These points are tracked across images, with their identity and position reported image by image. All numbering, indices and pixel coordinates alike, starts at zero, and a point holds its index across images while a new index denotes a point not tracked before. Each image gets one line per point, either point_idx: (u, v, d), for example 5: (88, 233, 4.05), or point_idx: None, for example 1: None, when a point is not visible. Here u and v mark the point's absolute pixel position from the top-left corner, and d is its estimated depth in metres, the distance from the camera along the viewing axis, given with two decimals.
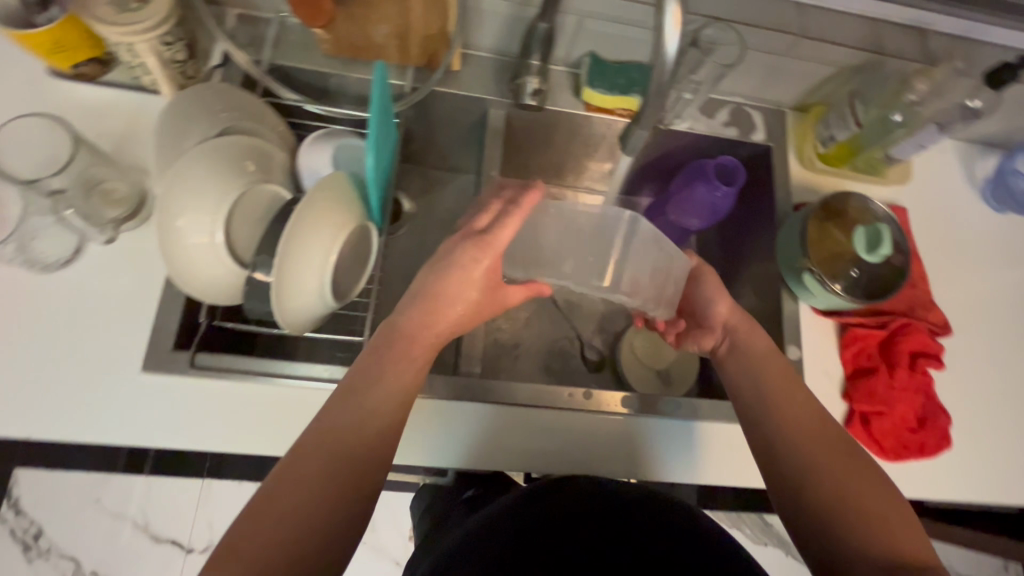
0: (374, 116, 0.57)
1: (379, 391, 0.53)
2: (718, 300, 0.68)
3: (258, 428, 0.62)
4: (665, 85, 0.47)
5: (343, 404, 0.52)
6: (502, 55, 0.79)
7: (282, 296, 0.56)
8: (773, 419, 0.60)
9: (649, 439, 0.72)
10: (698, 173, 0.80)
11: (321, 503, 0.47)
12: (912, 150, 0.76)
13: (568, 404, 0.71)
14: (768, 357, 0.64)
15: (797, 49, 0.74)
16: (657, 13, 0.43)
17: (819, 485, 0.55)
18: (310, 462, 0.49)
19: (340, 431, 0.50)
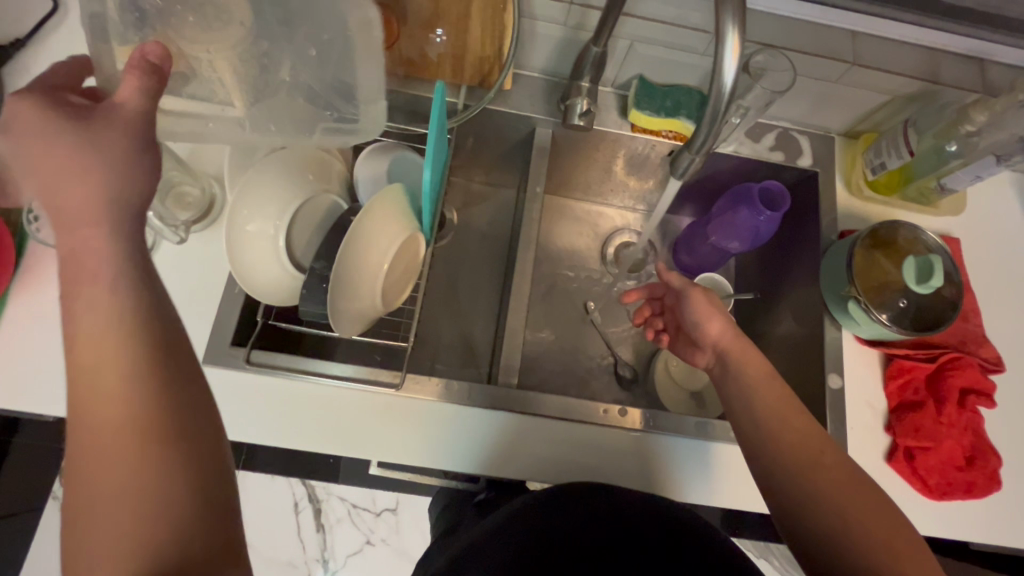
0: (432, 133, 0.59)
1: (87, 341, 0.38)
2: (707, 320, 0.68)
3: (302, 422, 0.67)
4: (718, 113, 0.48)
5: (71, 379, 0.38)
6: (551, 75, 0.82)
7: (337, 298, 0.59)
8: (768, 447, 0.59)
9: (677, 460, 0.72)
10: (743, 197, 0.80)
11: (126, 422, 0.37)
12: (968, 180, 0.72)
13: (603, 420, 0.72)
14: (766, 390, 0.62)
15: (851, 76, 0.74)
16: (716, 44, 0.44)
17: (822, 509, 0.55)
18: (81, 456, 0.37)
19: (97, 408, 0.38)
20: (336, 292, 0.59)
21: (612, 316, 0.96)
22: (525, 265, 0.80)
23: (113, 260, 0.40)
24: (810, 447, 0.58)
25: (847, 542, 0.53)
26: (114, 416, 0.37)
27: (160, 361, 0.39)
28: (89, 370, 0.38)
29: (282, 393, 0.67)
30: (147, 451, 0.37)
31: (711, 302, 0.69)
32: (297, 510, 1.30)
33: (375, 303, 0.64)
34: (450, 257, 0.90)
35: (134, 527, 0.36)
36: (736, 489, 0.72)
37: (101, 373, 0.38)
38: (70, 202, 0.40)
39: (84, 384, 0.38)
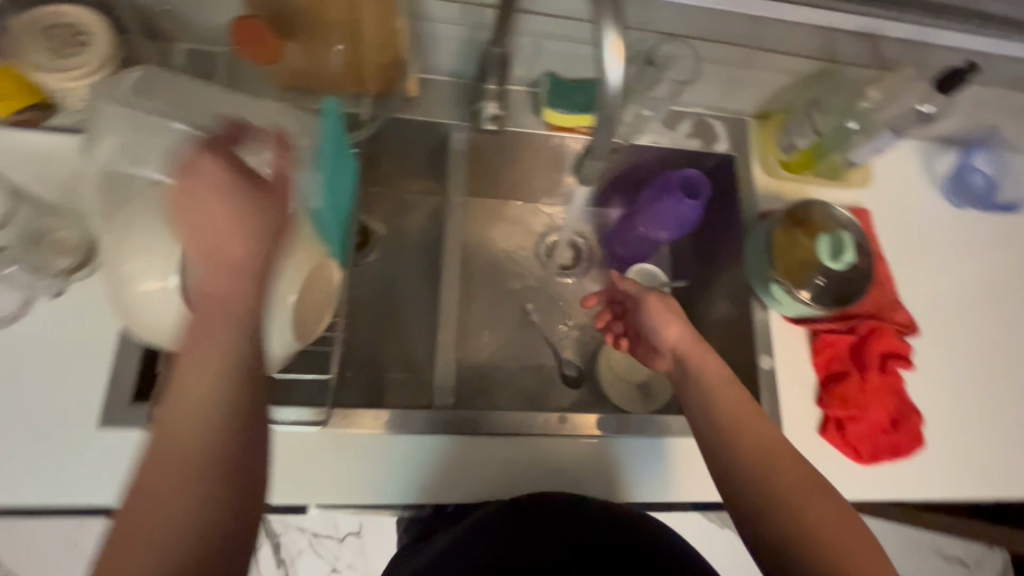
0: (331, 148, 0.58)
1: (196, 363, 0.45)
2: (665, 325, 0.69)
3: None
4: (612, 111, 0.45)
5: (170, 388, 0.45)
6: (459, 77, 0.77)
7: (245, 338, 0.56)
8: (722, 436, 0.61)
9: (626, 460, 0.72)
10: (664, 187, 0.80)
11: (212, 429, 0.44)
12: (869, 153, 0.78)
13: (545, 429, 0.70)
14: (729, 396, 0.63)
15: (754, 60, 0.74)
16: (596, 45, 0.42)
17: (771, 485, 0.57)
18: (155, 475, 0.42)
19: (185, 414, 0.44)
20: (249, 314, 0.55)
21: (553, 317, 0.95)
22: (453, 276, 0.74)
23: (236, 314, 0.47)
24: (748, 418, 0.61)
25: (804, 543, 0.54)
26: (198, 430, 0.44)
27: (248, 402, 0.46)
28: (185, 404, 0.44)
29: None
30: (217, 461, 0.43)
31: (668, 307, 0.71)
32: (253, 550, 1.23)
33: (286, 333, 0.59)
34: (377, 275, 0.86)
35: (183, 517, 0.41)
36: (683, 479, 0.72)
37: (198, 411, 0.44)
38: (229, 254, 0.48)
39: (179, 395, 0.44)
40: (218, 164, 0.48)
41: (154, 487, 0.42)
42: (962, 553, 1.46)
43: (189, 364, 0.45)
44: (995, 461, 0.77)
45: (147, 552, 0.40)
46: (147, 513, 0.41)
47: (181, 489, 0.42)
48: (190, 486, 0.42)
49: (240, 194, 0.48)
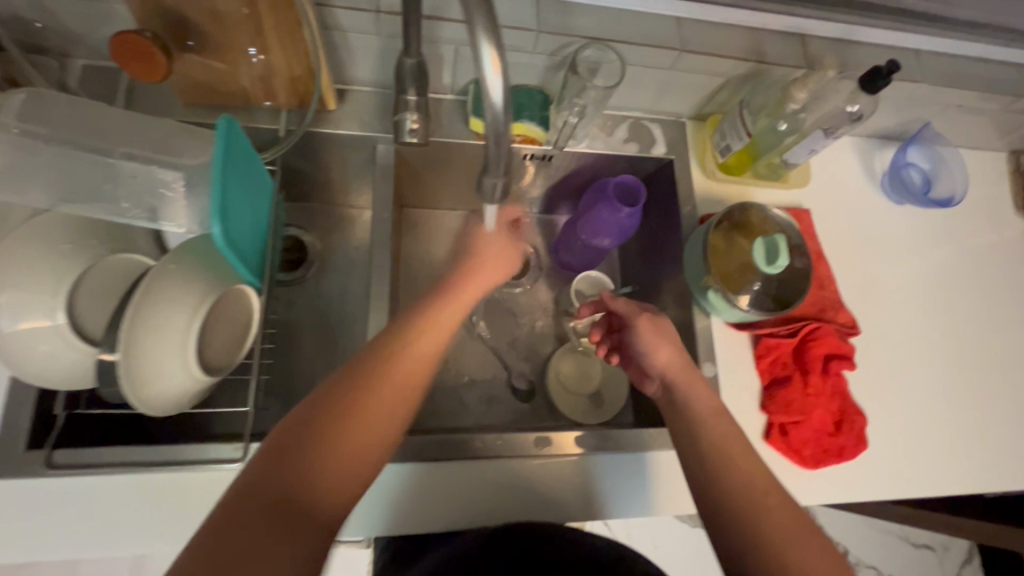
0: (216, 178, 0.50)
1: (383, 399, 0.53)
2: (656, 349, 0.66)
3: (152, 523, 0.58)
4: (502, 124, 0.43)
5: (347, 394, 0.52)
6: (383, 86, 0.75)
7: (140, 390, 0.51)
8: (712, 467, 0.58)
9: (612, 477, 0.70)
10: (600, 194, 0.78)
11: (364, 458, 0.50)
12: (805, 154, 0.75)
13: (488, 451, 0.68)
14: (720, 434, 0.59)
15: (682, 62, 0.73)
16: (474, 59, 0.39)
17: (757, 522, 0.54)
18: (319, 433, 0.49)
19: (353, 430, 0.50)
20: (126, 361, 0.49)
21: (502, 329, 0.92)
22: (382, 296, 0.71)
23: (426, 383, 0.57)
24: (735, 448, 0.58)
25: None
26: (357, 452, 0.50)
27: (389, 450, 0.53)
28: (370, 392, 0.52)
29: (109, 495, 0.58)
30: (347, 489, 0.49)
31: (661, 326, 0.67)
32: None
33: (193, 368, 0.55)
34: (316, 293, 0.84)
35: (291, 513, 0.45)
36: (634, 495, 0.70)
37: (377, 402, 0.52)
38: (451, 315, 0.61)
39: (359, 412, 0.51)
40: (487, 230, 0.67)
41: (316, 442, 0.48)
42: (930, 539, 1.47)
43: (384, 358, 0.55)
44: (939, 456, 0.77)
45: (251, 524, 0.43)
46: (270, 490, 0.45)
47: (339, 458, 0.49)
48: (313, 489, 0.47)
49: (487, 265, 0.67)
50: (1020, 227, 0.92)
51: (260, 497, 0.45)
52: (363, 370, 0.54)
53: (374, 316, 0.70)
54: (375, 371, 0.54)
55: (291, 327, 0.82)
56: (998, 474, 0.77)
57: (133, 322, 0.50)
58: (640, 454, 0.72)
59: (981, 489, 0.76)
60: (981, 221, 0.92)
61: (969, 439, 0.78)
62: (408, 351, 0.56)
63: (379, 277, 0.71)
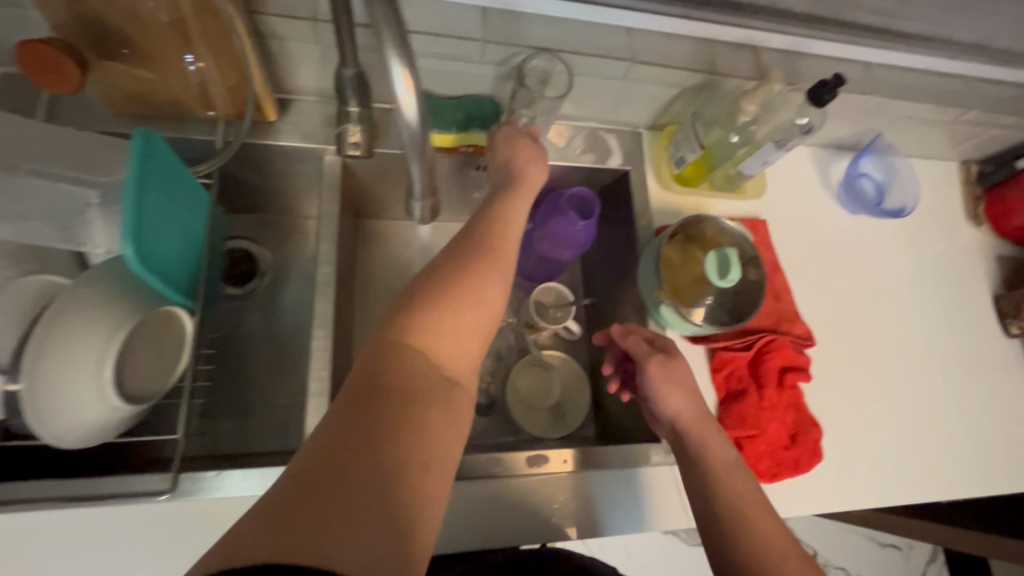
0: (130, 187, 0.48)
1: (469, 301, 0.48)
2: (668, 396, 0.64)
3: (81, 557, 0.56)
4: (417, 135, 0.46)
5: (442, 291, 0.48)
6: (329, 95, 0.73)
7: (49, 419, 0.48)
8: (721, 505, 0.58)
9: (603, 494, 0.69)
10: (555, 207, 0.77)
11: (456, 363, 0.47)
12: (758, 166, 0.74)
13: (469, 471, 0.66)
14: (741, 496, 0.58)
15: (634, 73, 0.72)
16: (387, 78, 0.41)
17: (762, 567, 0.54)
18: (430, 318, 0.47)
19: (445, 333, 0.46)
20: (31, 391, 0.47)
21: None
22: (327, 314, 0.68)
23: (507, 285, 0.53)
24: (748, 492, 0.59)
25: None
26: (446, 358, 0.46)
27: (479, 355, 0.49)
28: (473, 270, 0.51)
29: (42, 528, 0.56)
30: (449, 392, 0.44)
31: (678, 368, 0.66)
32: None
33: (112, 401, 0.51)
34: (265, 309, 0.81)
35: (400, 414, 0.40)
36: (630, 511, 0.69)
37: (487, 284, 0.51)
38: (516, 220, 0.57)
39: (449, 313, 0.47)
40: (535, 154, 0.64)
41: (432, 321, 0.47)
42: (897, 539, 1.48)
43: (478, 249, 0.52)
44: (896, 467, 0.77)
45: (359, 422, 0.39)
46: (374, 391, 0.41)
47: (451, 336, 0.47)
48: (415, 390, 0.42)
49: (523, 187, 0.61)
50: (971, 235, 0.94)
51: (387, 373, 0.42)
52: (460, 258, 0.51)
53: (319, 335, 0.67)
54: (457, 268, 0.50)
55: (238, 346, 0.78)
56: (951, 483, 0.78)
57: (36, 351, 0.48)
58: (598, 473, 0.70)
59: (935, 498, 0.77)
60: (933, 230, 0.93)
61: (925, 447, 0.79)
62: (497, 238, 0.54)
63: (325, 294, 0.68)
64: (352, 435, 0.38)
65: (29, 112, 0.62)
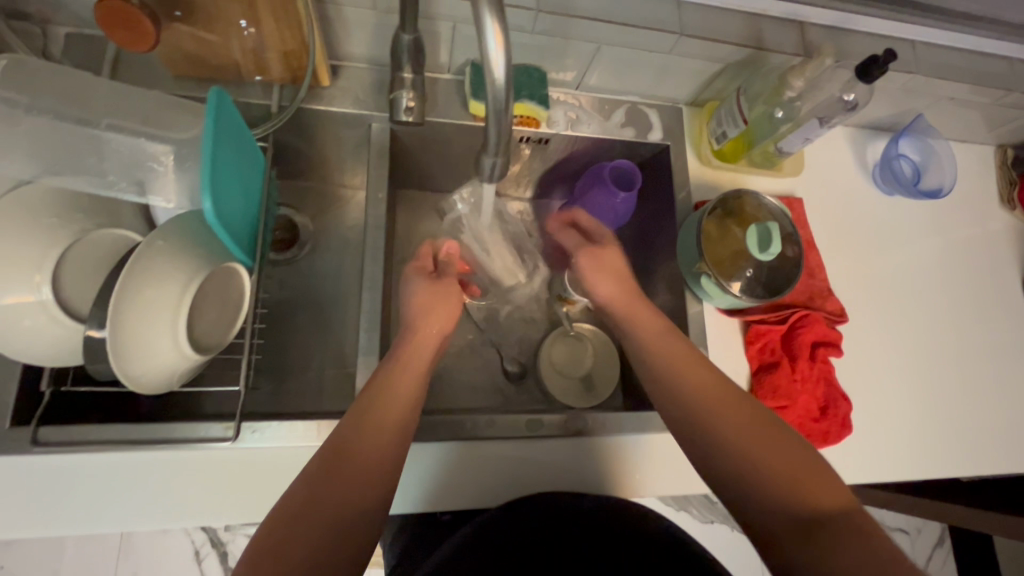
0: (207, 138, 0.50)
1: (377, 432, 0.53)
2: (596, 280, 0.71)
3: (145, 501, 0.59)
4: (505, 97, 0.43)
5: (359, 428, 0.52)
6: (380, 64, 0.75)
7: (131, 367, 0.50)
8: (693, 416, 0.57)
9: (633, 458, 0.71)
10: (596, 179, 0.78)
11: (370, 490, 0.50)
12: (800, 142, 0.75)
13: (498, 432, 0.68)
14: (718, 405, 0.57)
15: (681, 47, 0.73)
16: (477, 33, 0.39)
17: (745, 454, 0.54)
18: (356, 436, 0.52)
19: (358, 464, 0.50)
20: (115, 339, 0.49)
21: (496, 311, 0.91)
22: (374, 277, 0.70)
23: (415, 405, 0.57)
24: (706, 386, 0.59)
25: (819, 533, 0.48)
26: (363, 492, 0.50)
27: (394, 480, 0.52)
28: (379, 397, 0.55)
29: (104, 474, 0.59)
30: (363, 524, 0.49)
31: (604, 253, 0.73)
32: (198, 561, 1.01)
33: (185, 348, 0.54)
34: (307, 274, 0.82)
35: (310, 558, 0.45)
36: (662, 475, 0.71)
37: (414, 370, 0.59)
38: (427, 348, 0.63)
39: (358, 441, 0.52)
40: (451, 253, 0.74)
41: (372, 407, 0.54)
42: (905, 522, 1.50)
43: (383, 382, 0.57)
44: (921, 444, 0.78)
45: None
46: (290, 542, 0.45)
47: (389, 414, 0.54)
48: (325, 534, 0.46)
49: (437, 287, 0.68)
50: (1004, 220, 0.94)
51: (302, 511, 0.47)
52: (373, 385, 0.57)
53: (366, 297, 0.69)
54: (365, 402, 0.55)
55: (284, 308, 0.81)
56: (975, 460, 0.79)
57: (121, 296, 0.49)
58: (640, 438, 0.71)
59: (957, 473, 0.78)
60: (967, 214, 0.93)
61: (948, 424, 0.80)
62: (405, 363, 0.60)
63: (372, 258, 0.70)
64: None
65: (96, 71, 0.64)
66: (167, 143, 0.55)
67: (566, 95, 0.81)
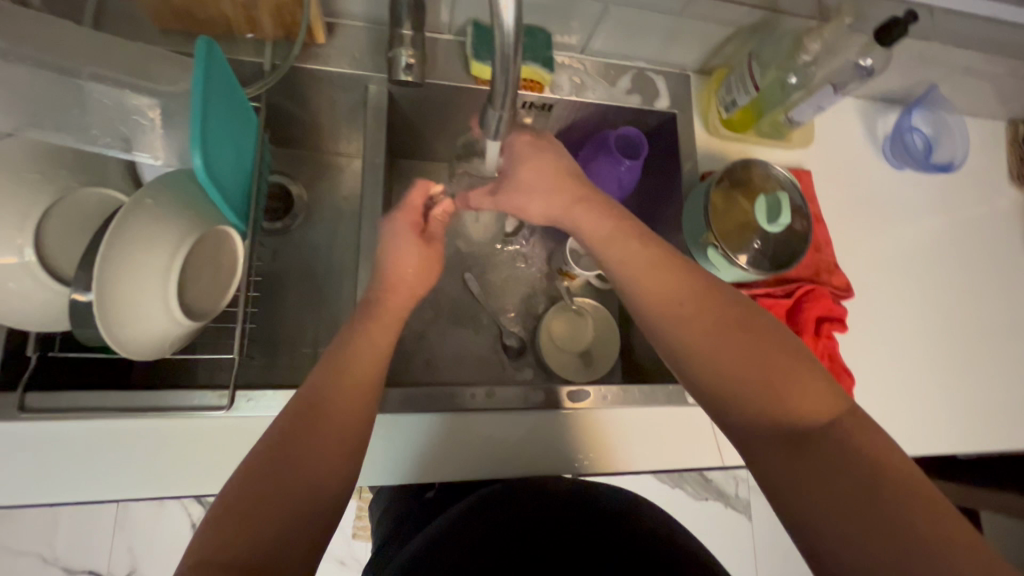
0: (196, 90, 0.47)
1: (346, 393, 0.50)
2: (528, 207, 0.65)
3: (138, 472, 0.58)
4: (512, 52, 0.40)
5: (325, 387, 0.50)
6: (377, 22, 0.72)
7: (119, 331, 0.48)
8: (677, 332, 0.54)
9: (630, 432, 0.70)
10: (602, 147, 0.75)
11: (344, 447, 0.48)
12: (811, 111, 0.74)
13: (494, 403, 0.67)
14: (701, 319, 0.53)
15: (693, 8, 0.70)
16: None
17: (732, 365, 0.51)
18: (324, 396, 0.50)
19: (326, 422, 0.48)
20: (101, 302, 0.47)
21: (495, 283, 0.89)
22: (370, 245, 0.67)
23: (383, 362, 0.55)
24: (687, 297, 0.54)
25: (804, 448, 0.46)
26: (332, 448, 0.48)
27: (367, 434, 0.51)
28: (345, 354, 0.53)
29: (95, 443, 0.57)
30: (336, 477, 0.47)
31: (553, 155, 0.63)
32: (194, 533, 1.01)
33: (175, 313, 0.52)
34: (301, 245, 0.80)
35: (282, 514, 0.43)
36: (661, 450, 0.70)
37: (384, 319, 0.58)
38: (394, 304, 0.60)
39: (325, 398, 0.49)
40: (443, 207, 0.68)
41: (341, 357, 0.53)
42: None
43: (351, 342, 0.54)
44: (921, 420, 0.78)
45: (240, 537, 0.41)
46: (258, 501, 0.43)
47: (360, 364, 0.53)
48: (295, 492, 0.44)
49: (427, 253, 0.65)
50: (1011, 197, 0.92)
51: (270, 470, 0.45)
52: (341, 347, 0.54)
53: (363, 266, 0.67)
54: (331, 364, 0.52)
55: (279, 278, 0.78)
56: (973, 436, 0.79)
57: (109, 257, 0.47)
58: (629, 410, 0.70)
59: (957, 450, 0.78)
60: (976, 190, 0.91)
61: (953, 401, 0.80)
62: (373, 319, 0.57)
63: (368, 225, 0.68)
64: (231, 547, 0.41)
65: (80, 21, 0.61)
66: (155, 97, 0.53)
67: (571, 60, 0.78)
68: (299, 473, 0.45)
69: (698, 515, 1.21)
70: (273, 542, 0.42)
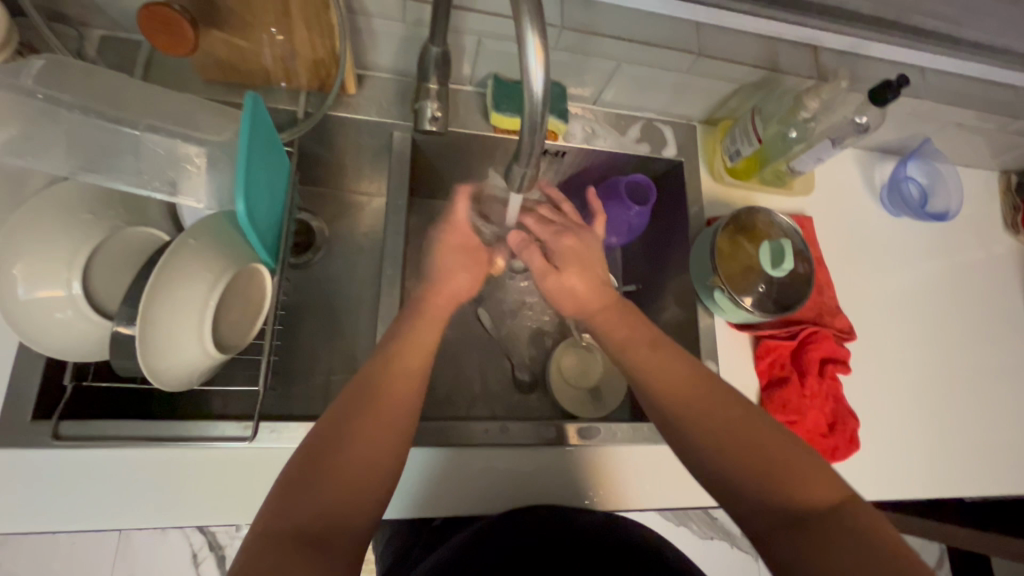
0: (242, 147, 0.50)
1: (403, 377, 0.57)
2: (568, 273, 0.70)
3: (155, 499, 0.59)
4: (539, 121, 0.44)
5: (390, 371, 0.57)
6: (403, 74, 0.78)
7: (155, 366, 0.51)
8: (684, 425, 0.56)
9: (637, 469, 0.71)
10: (611, 192, 0.79)
11: (400, 424, 0.55)
12: (812, 163, 0.78)
13: (505, 438, 0.68)
14: (699, 408, 0.56)
15: (699, 66, 0.74)
16: (519, 47, 0.41)
17: (732, 456, 0.53)
18: (379, 381, 0.56)
19: (384, 402, 0.55)
20: (143, 338, 0.49)
21: (504, 318, 0.92)
22: (392, 283, 0.70)
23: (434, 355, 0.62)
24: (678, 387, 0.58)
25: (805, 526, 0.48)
26: (389, 420, 0.54)
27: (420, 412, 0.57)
28: (403, 346, 0.60)
29: (115, 471, 0.59)
30: (391, 445, 0.54)
31: (585, 249, 0.71)
32: (195, 564, 0.99)
33: (209, 347, 0.55)
34: (321, 279, 0.83)
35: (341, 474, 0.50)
36: (665, 487, 0.71)
37: (399, 374, 0.57)
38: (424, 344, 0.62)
39: (386, 380, 0.56)
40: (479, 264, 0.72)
41: (354, 419, 0.53)
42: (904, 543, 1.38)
43: (413, 336, 0.61)
44: (925, 463, 0.79)
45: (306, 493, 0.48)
46: (325, 463, 0.50)
47: (379, 424, 0.54)
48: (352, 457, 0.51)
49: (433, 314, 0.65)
50: (1008, 245, 0.95)
51: (330, 440, 0.51)
52: (404, 335, 0.61)
53: (383, 303, 0.69)
54: (388, 351, 0.59)
55: (297, 312, 0.81)
56: (977, 481, 0.80)
57: (151, 293, 0.50)
58: (633, 447, 0.71)
59: (962, 493, 0.79)
60: (972, 237, 0.95)
61: (957, 445, 0.81)
62: (430, 317, 0.64)
63: (388, 264, 0.71)
64: (295, 501, 0.47)
65: (130, 72, 0.66)
66: (202, 145, 0.57)
67: (582, 110, 0.83)
68: (357, 444, 0.52)
69: (703, 553, 1.19)
70: (334, 501, 0.49)
